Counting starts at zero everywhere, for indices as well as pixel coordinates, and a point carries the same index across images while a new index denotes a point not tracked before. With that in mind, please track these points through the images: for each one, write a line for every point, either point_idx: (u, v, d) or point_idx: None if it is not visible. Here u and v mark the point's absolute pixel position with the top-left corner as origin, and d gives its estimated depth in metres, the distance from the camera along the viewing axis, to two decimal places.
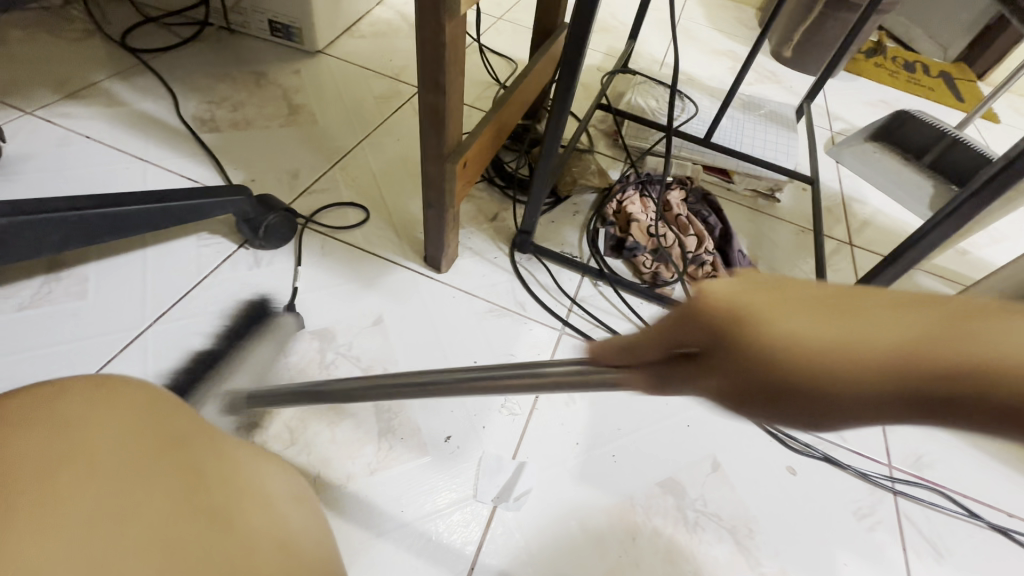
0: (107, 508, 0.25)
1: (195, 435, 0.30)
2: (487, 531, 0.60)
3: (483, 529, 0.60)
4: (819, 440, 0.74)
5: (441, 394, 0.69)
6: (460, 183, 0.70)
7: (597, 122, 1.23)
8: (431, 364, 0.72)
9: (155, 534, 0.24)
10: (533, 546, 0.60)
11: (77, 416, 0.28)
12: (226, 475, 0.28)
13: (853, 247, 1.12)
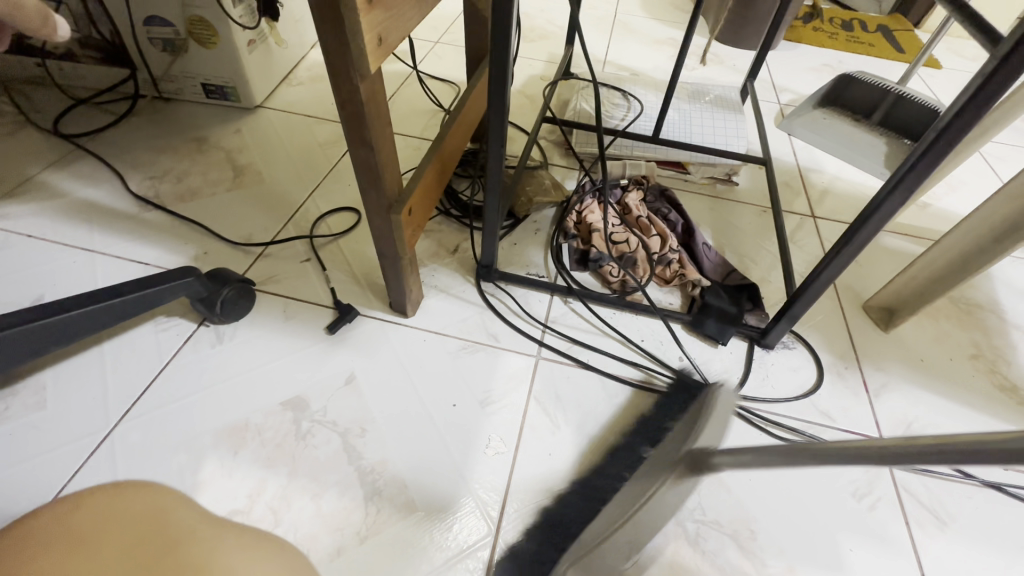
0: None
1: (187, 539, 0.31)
2: None
3: None
4: (808, 425, 0.75)
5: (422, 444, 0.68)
6: (410, 230, 0.70)
7: (546, 133, 1.22)
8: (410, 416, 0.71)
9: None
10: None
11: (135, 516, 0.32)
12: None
13: (816, 218, 1.13)
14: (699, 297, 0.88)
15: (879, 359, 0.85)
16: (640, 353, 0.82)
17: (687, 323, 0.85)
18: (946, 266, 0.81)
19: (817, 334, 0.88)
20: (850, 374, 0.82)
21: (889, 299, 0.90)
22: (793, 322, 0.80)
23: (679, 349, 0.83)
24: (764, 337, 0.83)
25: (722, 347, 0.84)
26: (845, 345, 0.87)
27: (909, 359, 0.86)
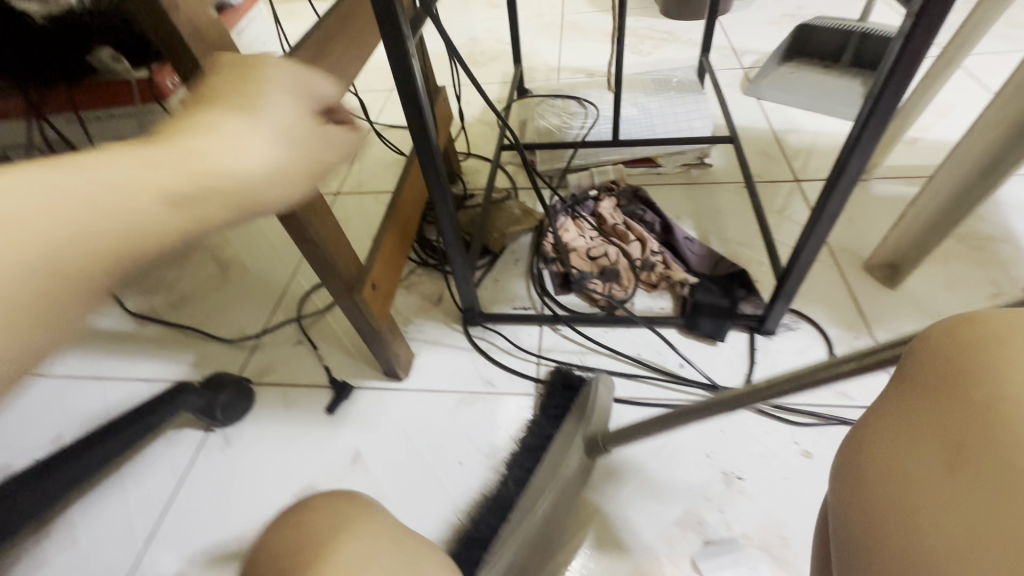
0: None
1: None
2: None
3: None
4: (827, 408, 0.72)
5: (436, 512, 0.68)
6: (378, 302, 0.70)
7: (510, 157, 1.22)
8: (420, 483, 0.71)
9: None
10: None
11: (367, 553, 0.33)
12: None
13: (800, 181, 1.09)
14: (689, 295, 0.86)
15: (890, 320, 0.81)
16: (639, 367, 0.80)
17: (682, 325, 0.83)
18: (939, 210, 0.77)
19: (821, 307, 0.84)
20: (863, 344, 0.78)
21: (889, 254, 0.86)
22: (788, 305, 0.77)
23: (678, 355, 0.80)
24: (764, 324, 0.80)
25: (722, 343, 0.81)
26: (852, 312, 0.83)
27: (922, 313, 0.81)
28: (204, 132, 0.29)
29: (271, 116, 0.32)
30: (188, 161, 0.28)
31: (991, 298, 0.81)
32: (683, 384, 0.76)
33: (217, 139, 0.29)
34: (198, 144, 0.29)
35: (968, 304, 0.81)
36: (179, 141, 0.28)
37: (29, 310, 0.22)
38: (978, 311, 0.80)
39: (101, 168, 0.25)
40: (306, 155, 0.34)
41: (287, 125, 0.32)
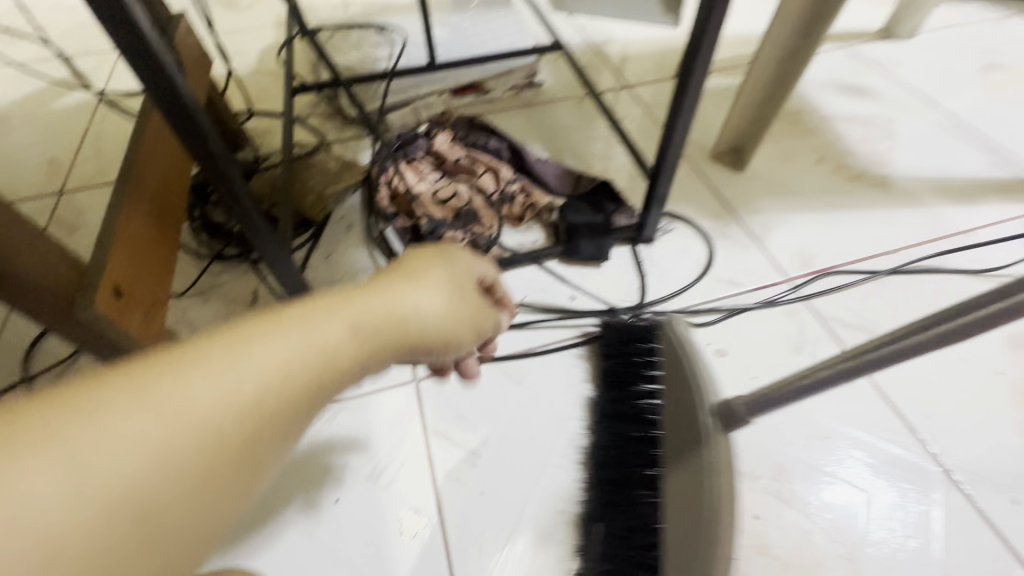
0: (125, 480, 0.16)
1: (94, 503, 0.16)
2: None
3: None
4: (722, 299, 0.68)
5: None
6: (136, 316, 0.44)
7: (309, 107, 0.97)
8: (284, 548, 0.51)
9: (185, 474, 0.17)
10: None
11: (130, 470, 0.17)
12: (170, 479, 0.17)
13: (630, 87, 1.05)
14: (559, 220, 0.75)
15: (749, 202, 0.80)
16: (527, 311, 0.67)
17: (561, 254, 0.72)
18: (770, 81, 0.76)
19: (687, 202, 0.80)
20: (734, 230, 0.76)
21: (731, 138, 0.84)
22: (663, 205, 0.70)
23: (568, 287, 0.69)
24: (642, 232, 0.73)
25: (607, 263, 0.72)
26: (715, 201, 0.80)
27: (772, 188, 0.82)
28: (387, 290, 0.27)
29: (370, 312, 0.25)
30: (222, 411, 0.19)
31: (819, 163, 0.85)
32: (580, 316, 0.66)
33: (299, 347, 0.22)
34: (244, 404, 0.19)
35: (804, 171, 0.84)
36: (279, 321, 0.22)
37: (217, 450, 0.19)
38: (814, 176, 0.83)
39: (137, 410, 0.17)
40: (345, 361, 0.23)
41: (343, 337, 0.23)
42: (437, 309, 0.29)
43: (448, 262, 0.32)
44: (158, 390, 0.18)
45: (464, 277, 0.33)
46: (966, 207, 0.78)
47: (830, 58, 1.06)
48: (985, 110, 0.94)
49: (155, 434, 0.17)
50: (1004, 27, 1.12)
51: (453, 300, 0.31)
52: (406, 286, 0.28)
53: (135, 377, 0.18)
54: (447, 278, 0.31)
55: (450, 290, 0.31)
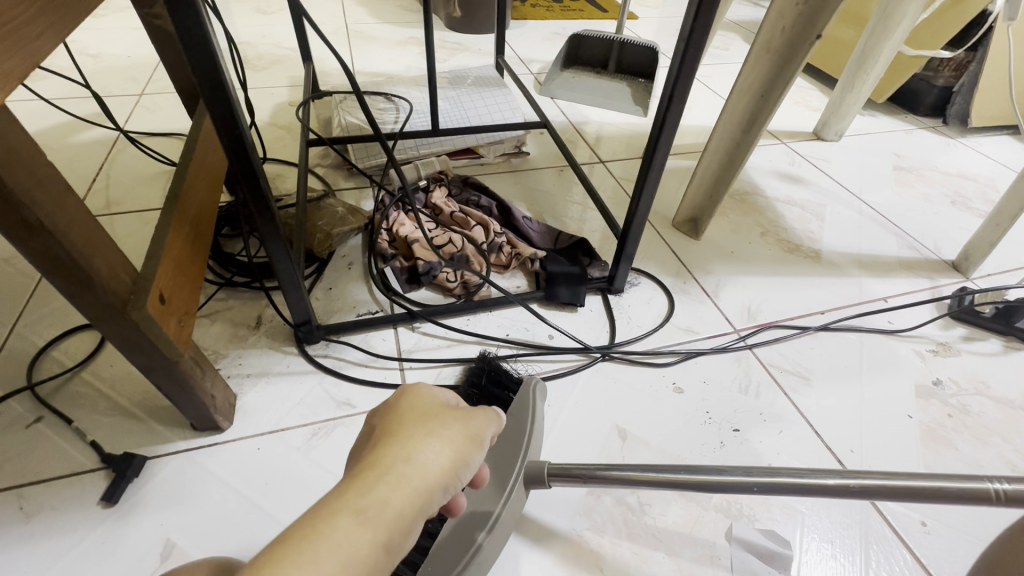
0: None
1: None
2: None
3: None
4: (680, 344, 0.78)
5: None
6: (171, 322, 0.50)
7: (319, 158, 1.08)
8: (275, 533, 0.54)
9: None
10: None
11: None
12: None
13: (604, 162, 1.20)
14: (541, 269, 0.85)
15: (704, 265, 0.92)
16: (510, 346, 0.75)
17: (542, 298, 0.81)
18: (720, 167, 0.91)
19: (651, 262, 0.91)
20: (691, 287, 0.87)
21: (689, 211, 0.98)
22: (631, 262, 0.81)
23: (546, 327, 0.78)
24: (613, 284, 0.83)
25: (582, 309, 0.82)
26: (675, 262, 0.92)
27: (723, 255, 0.95)
28: (404, 455, 0.35)
29: (357, 526, 0.29)
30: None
31: (762, 236, 1.00)
32: (558, 352, 0.74)
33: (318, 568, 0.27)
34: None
35: (750, 242, 0.98)
36: (298, 553, 0.27)
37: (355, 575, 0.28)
38: (757, 246, 0.97)
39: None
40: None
41: (343, 559, 0.28)
42: (411, 478, 0.34)
43: (410, 444, 0.36)
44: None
45: (427, 447, 0.36)
46: (882, 279, 0.92)
47: (771, 152, 1.25)
48: (895, 202, 1.12)
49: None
50: (910, 138, 1.35)
51: (420, 478, 0.34)
52: (375, 489, 0.32)
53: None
54: (408, 458, 0.35)
55: (418, 468, 0.35)
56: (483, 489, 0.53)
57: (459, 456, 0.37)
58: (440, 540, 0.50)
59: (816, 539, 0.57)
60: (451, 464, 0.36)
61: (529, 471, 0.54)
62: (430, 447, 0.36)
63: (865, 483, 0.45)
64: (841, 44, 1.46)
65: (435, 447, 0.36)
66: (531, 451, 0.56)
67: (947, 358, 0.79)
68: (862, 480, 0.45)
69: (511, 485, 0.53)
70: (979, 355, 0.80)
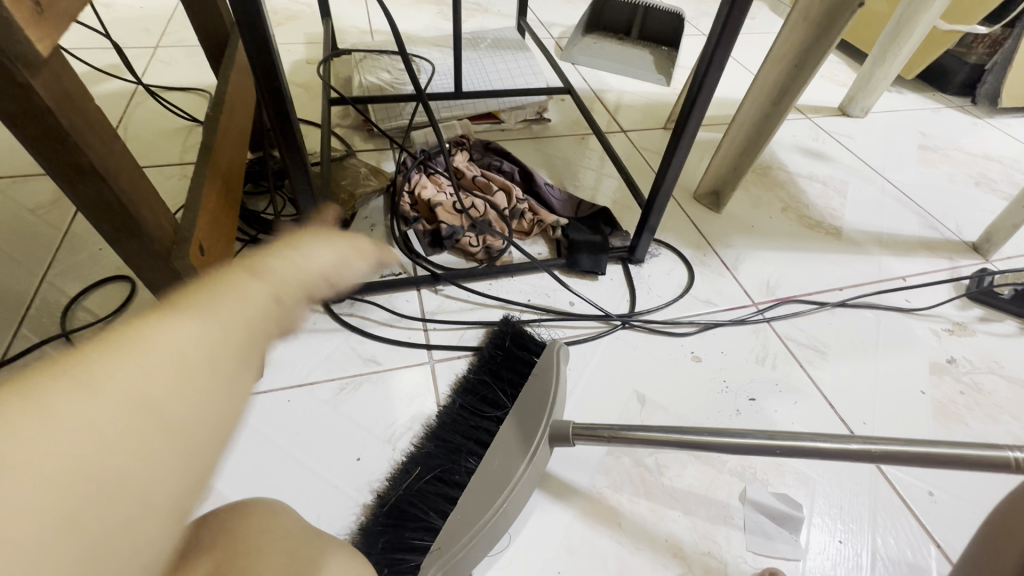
0: (182, 360, 0.22)
1: (194, 351, 0.23)
2: None
3: None
4: (698, 315, 0.78)
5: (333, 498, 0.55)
6: (209, 274, 0.51)
7: (339, 119, 1.07)
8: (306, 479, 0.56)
9: (214, 360, 0.23)
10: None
11: (194, 341, 0.23)
12: (211, 358, 0.23)
13: (626, 131, 1.18)
14: (563, 236, 0.85)
15: (724, 238, 0.92)
16: (532, 311, 0.76)
17: (564, 265, 0.82)
18: (746, 139, 0.90)
19: (672, 234, 0.91)
20: (711, 260, 0.88)
21: (712, 183, 0.98)
22: (654, 232, 0.81)
23: (568, 293, 0.78)
24: (634, 254, 0.83)
25: (603, 277, 0.82)
26: (696, 235, 0.92)
27: (744, 228, 0.95)
28: (294, 248, 0.32)
29: (246, 283, 0.27)
30: (160, 381, 0.21)
31: (784, 211, 0.99)
32: (579, 317, 0.75)
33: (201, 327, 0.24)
34: (188, 382, 0.22)
35: (771, 216, 0.98)
36: (184, 310, 0.24)
37: (248, 337, 0.25)
38: (778, 221, 0.97)
39: (97, 392, 0.19)
40: (242, 332, 0.25)
41: (236, 311, 0.26)
42: (302, 267, 0.31)
43: (296, 250, 0.33)
44: (108, 377, 0.20)
45: (319, 248, 0.33)
46: (901, 258, 0.92)
47: (794, 127, 1.23)
48: (918, 181, 1.11)
49: (102, 413, 0.19)
50: (937, 117, 1.33)
51: (311, 268, 0.32)
52: (260, 263, 0.29)
53: (72, 373, 0.19)
54: (299, 251, 0.32)
55: (304, 257, 0.32)
56: (510, 446, 0.55)
57: (349, 256, 0.35)
58: (469, 490, 0.52)
59: (826, 504, 0.59)
60: (337, 259, 0.34)
61: (554, 430, 0.55)
62: (321, 248, 0.34)
63: (885, 449, 0.46)
64: (874, 17, 1.42)
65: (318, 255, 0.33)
66: (556, 410, 0.57)
67: (962, 337, 0.80)
68: (880, 445, 0.47)
69: (537, 441, 0.54)
70: (995, 335, 0.81)
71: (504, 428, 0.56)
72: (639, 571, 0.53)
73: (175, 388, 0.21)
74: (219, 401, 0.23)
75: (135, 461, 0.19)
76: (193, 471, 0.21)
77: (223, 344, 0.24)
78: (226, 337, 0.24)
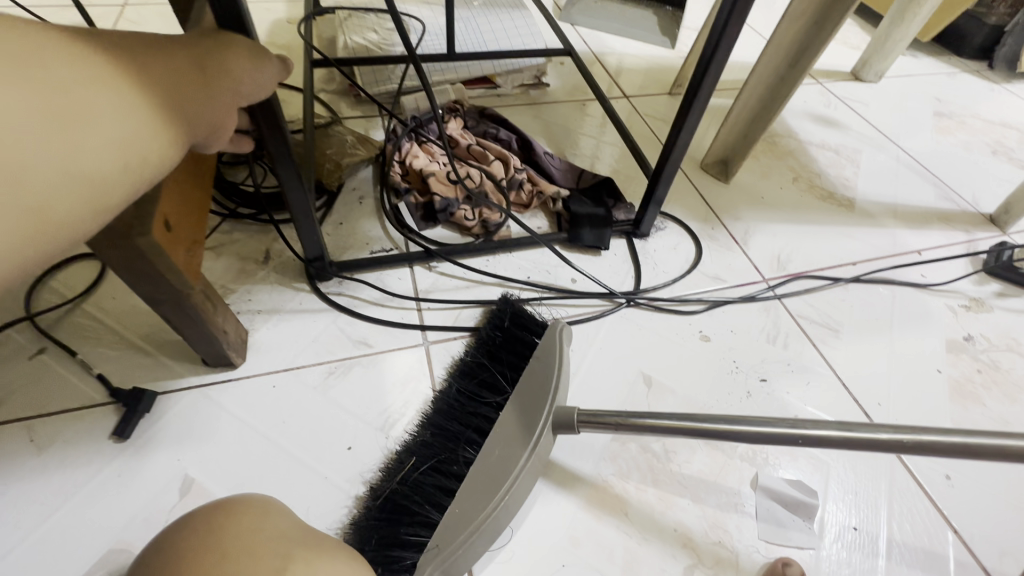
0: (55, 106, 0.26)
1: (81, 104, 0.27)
2: None
3: None
4: (707, 292, 0.75)
5: (325, 489, 0.52)
6: (179, 252, 0.46)
7: (323, 83, 1.00)
8: (296, 468, 0.53)
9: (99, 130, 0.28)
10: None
11: (86, 99, 0.27)
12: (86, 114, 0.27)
13: (629, 97, 1.12)
14: (564, 209, 0.80)
15: (733, 210, 0.88)
16: (532, 290, 0.71)
17: (565, 240, 0.77)
18: (759, 105, 0.84)
19: (678, 206, 0.87)
20: (720, 234, 0.83)
21: (720, 152, 0.93)
22: (660, 205, 0.76)
23: (570, 270, 0.74)
24: (639, 228, 0.79)
25: (606, 252, 0.78)
26: (704, 207, 0.87)
27: (753, 200, 0.90)
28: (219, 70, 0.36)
29: (139, 73, 0.31)
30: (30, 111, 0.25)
31: (795, 181, 0.95)
32: (582, 296, 0.71)
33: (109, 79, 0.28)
34: (67, 74, 0.26)
35: (781, 187, 0.93)
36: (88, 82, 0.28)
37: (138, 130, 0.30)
38: (789, 192, 0.92)
39: (28, 84, 0.25)
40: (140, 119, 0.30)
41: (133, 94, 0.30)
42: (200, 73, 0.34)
43: (214, 55, 0.36)
44: (46, 85, 0.25)
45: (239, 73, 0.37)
46: (916, 230, 0.88)
47: (805, 92, 1.17)
48: (933, 149, 1.06)
49: (30, 99, 0.25)
50: (953, 81, 1.27)
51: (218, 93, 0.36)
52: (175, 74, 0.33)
53: (13, 59, 0.24)
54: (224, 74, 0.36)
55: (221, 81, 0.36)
56: (511, 435, 0.51)
57: (256, 70, 0.38)
58: (468, 482, 0.48)
59: (840, 490, 0.57)
60: (245, 76, 0.37)
61: (558, 417, 0.52)
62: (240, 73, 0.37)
63: (919, 438, 0.42)
64: None
65: (234, 66, 0.37)
66: (560, 396, 0.54)
67: (980, 314, 0.77)
68: (915, 435, 0.42)
69: (540, 430, 0.51)
70: (1013, 311, 0.77)
71: (506, 414, 0.53)
72: (647, 562, 0.50)
73: (77, 111, 0.27)
74: (146, 163, 0.31)
75: (41, 165, 0.25)
76: (89, 195, 0.28)
77: (91, 105, 0.27)
78: (124, 51, 0.30)
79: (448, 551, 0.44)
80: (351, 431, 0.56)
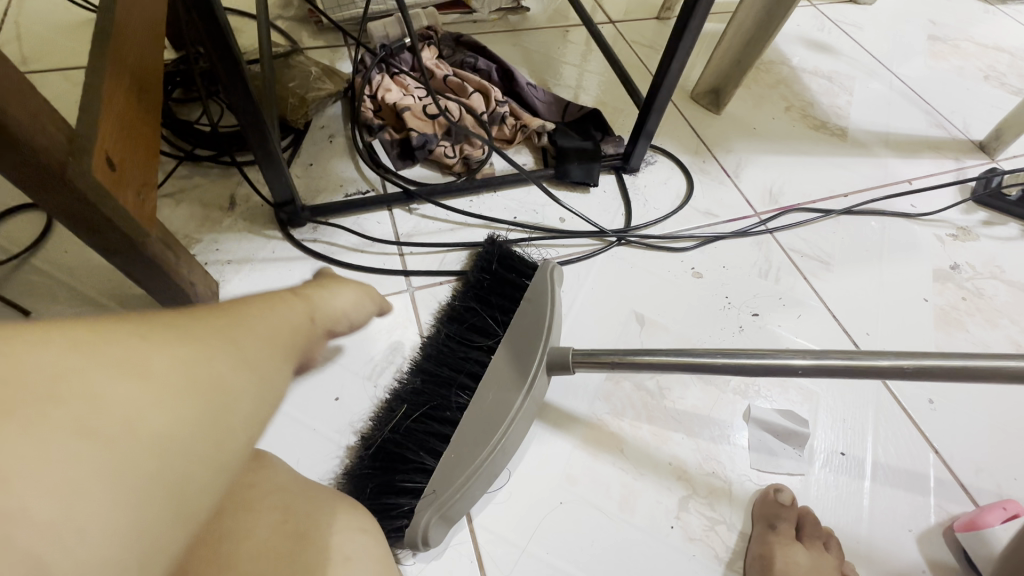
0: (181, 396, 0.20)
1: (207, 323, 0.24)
2: (480, 547, 0.47)
3: (475, 545, 0.47)
4: (698, 228, 0.72)
5: (314, 441, 0.50)
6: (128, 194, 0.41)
7: (279, 9, 0.90)
8: (282, 421, 0.51)
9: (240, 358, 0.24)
10: (512, 534, 0.47)
11: (244, 357, 0.24)
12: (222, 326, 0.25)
13: (614, 22, 1.04)
14: (549, 144, 0.76)
15: (724, 142, 0.84)
16: (519, 230, 0.68)
17: (552, 177, 0.73)
18: (754, 26, 0.79)
19: (668, 139, 0.83)
20: (711, 168, 0.80)
21: (712, 81, 0.88)
22: (651, 138, 0.72)
23: (558, 208, 0.71)
24: (628, 163, 0.75)
25: (595, 189, 0.74)
26: (694, 140, 0.83)
27: (745, 132, 0.86)
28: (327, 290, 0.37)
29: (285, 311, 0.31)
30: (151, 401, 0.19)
31: (787, 111, 0.91)
32: (570, 235, 0.68)
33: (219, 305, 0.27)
34: (241, 338, 0.25)
35: (774, 117, 0.89)
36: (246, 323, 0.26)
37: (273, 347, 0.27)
38: (781, 122, 0.89)
39: (232, 354, 0.24)
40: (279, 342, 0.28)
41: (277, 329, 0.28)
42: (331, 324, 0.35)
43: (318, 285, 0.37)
44: (210, 356, 0.22)
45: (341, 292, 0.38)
46: (908, 160, 0.86)
47: (799, 15, 1.11)
48: (926, 75, 1.03)
49: (179, 382, 0.20)
50: (949, 3, 1.21)
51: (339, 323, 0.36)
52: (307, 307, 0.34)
53: (219, 337, 0.24)
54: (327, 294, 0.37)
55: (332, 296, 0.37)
56: (503, 379, 0.49)
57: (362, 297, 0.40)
58: (461, 429, 0.47)
59: (829, 418, 0.57)
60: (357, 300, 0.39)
61: (551, 359, 0.50)
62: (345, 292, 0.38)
63: (919, 365, 0.41)
64: None
65: (346, 303, 0.38)
66: (552, 338, 0.52)
67: (966, 243, 0.77)
68: (915, 361, 0.41)
69: (533, 373, 0.49)
70: (998, 239, 0.77)
71: (497, 359, 0.51)
72: (643, 496, 0.51)
73: (210, 336, 0.24)
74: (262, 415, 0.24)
75: (227, 402, 0.22)
76: (210, 481, 0.20)
77: (268, 340, 0.27)
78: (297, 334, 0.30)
79: (445, 497, 0.44)
80: (337, 381, 0.54)
